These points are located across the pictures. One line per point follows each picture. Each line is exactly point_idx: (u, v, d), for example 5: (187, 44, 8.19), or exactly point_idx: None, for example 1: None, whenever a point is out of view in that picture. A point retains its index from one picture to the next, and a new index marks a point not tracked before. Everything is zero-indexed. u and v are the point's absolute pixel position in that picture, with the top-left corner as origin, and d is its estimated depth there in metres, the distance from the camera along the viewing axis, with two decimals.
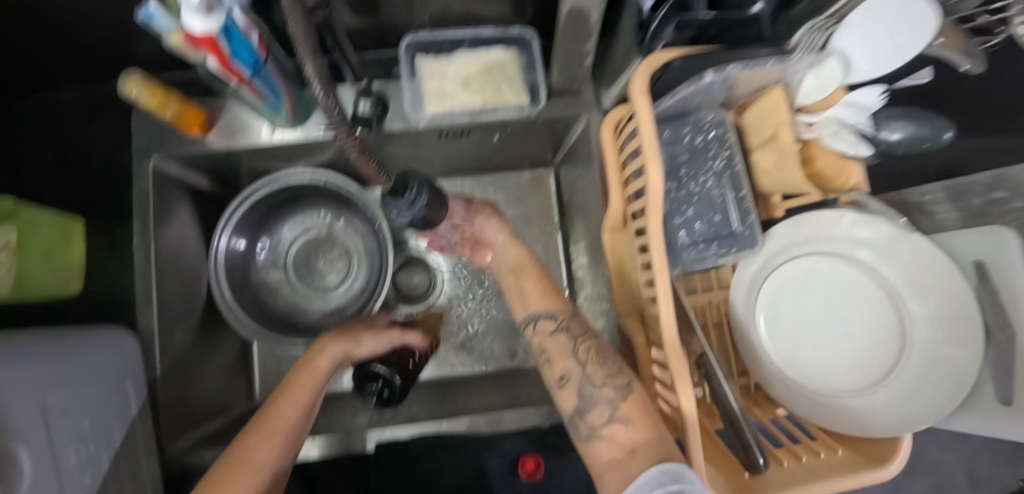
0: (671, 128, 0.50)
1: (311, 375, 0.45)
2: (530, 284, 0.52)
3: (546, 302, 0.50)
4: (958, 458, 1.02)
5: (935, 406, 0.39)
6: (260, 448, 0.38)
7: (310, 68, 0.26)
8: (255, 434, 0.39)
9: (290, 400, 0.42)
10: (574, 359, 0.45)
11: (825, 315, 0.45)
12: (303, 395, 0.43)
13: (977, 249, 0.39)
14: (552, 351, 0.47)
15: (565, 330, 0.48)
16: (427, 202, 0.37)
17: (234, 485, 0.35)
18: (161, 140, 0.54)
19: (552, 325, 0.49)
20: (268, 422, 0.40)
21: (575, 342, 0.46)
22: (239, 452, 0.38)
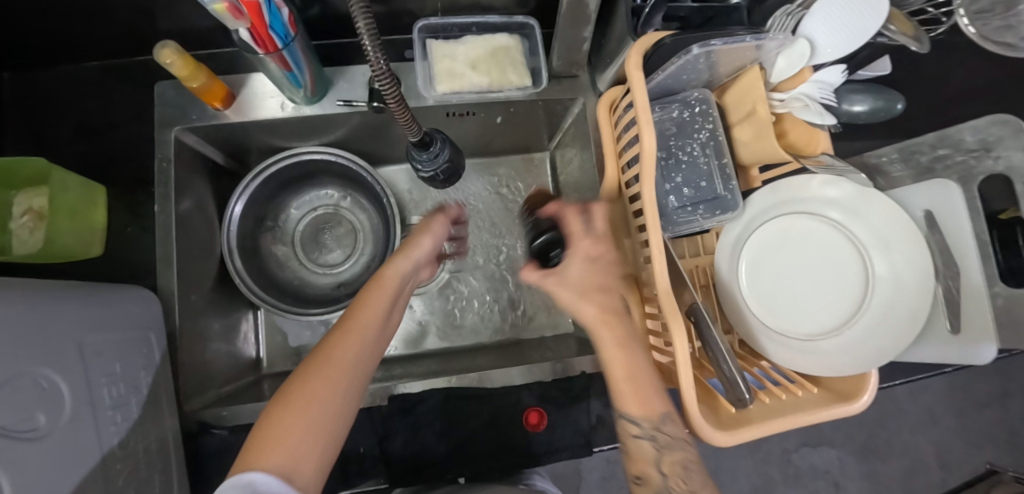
0: (661, 106, 0.55)
1: (388, 283, 0.46)
2: (622, 383, 0.42)
3: (638, 405, 0.42)
4: (928, 441, 1.08)
5: (894, 341, 0.45)
6: (341, 344, 0.38)
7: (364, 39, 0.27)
8: (347, 330, 0.40)
9: (363, 308, 0.42)
10: (656, 469, 0.42)
11: (801, 268, 0.50)
12: (386, 301, 0.44)
13: (926, 200, 0.46)
14: (632, 452, 0.43)
15: (652, 439, 0.42)
16: (447, 157, 0.43)
17: (310, 379, 0.35)
18: (184, 112, 0.57)
19: (637, 429, 0.42)
20: (359, 321, 0.41)
21: (660, 455, 0.41)
22: (332, 347, 0.38)
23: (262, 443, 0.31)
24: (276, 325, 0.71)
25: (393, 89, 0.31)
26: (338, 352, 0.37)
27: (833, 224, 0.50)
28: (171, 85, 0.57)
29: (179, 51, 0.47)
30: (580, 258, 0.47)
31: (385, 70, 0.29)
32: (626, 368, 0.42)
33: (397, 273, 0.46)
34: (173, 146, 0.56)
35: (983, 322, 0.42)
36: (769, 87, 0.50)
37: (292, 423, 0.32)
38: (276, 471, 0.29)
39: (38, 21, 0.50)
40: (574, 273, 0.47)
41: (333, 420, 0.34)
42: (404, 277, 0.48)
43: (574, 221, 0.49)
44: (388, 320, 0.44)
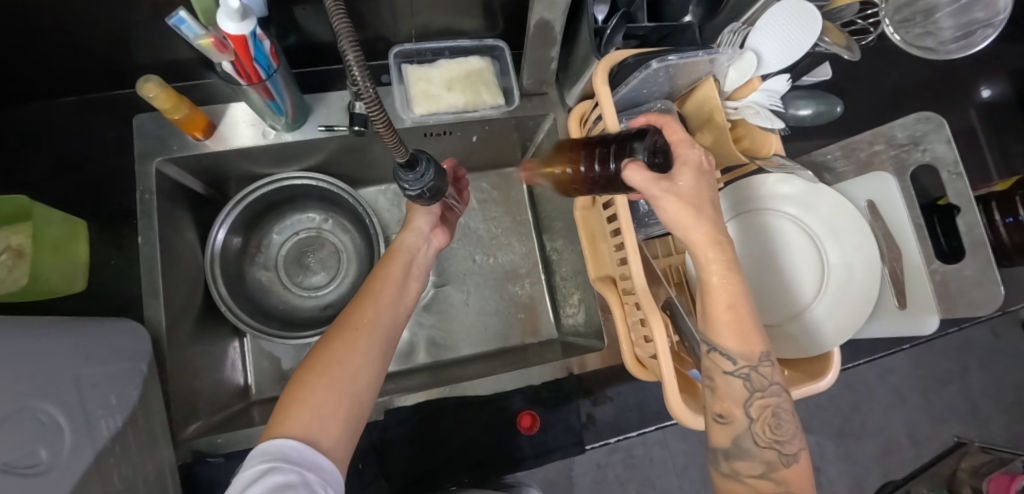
0: (628, 117, 0.58)
1: (399, 257, 0.53)
2: (723, 316, 0.38)
3: (737, 340, 0.38)
4: (899, 420, 1.14)
5: (847, 322, 0.50)
6: (366, 309, 0.46)
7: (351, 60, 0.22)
8: (359, 305, 0.46)
9: (383, 279, 0.51)
10: (744, 408, 0.39)
11: (765, 258, 0.54)
12: (393, 274, 0.51)
13: (868, 192, 0.52)
14: (721, 387, 0.39)
15: (745, 377, 0.39)
16: (433, 176, 0.44)
17: (340, 339, 0.42)
18: (164, 145, 0.58)
19: (731, 366, 0.39)
20: (369, 296, 0.48)
21: (752, 394, 0.39)
22: (346, 320, 0.45)
23: (290, 405, 0.37)
24: (263, 351, 0.71)
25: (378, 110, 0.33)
26: (354, 321, 0.44)
27: (790, 218, 0.54)
28: (149, 117, 0.58)
29: (162, 85, 0.50)
30: (693, 160, 0.39)
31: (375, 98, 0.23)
32: (730, 300, 0.38)
33: (406, 246, 0.54)
34: (155, 177, 0.57)
35: (924, 297, 0.47)
36: (725, 96, 0.55)
37: (315, 386, 0.38)
38: (298, 434, 0.35)
39: (14, 61, 0.50)
40: (687, 179, 0.37)
41: (349, 382, 0.40)
42: (415, 249, 0.55)
43: (676, 125, 0.40)
44: (396, 295, 0.50)
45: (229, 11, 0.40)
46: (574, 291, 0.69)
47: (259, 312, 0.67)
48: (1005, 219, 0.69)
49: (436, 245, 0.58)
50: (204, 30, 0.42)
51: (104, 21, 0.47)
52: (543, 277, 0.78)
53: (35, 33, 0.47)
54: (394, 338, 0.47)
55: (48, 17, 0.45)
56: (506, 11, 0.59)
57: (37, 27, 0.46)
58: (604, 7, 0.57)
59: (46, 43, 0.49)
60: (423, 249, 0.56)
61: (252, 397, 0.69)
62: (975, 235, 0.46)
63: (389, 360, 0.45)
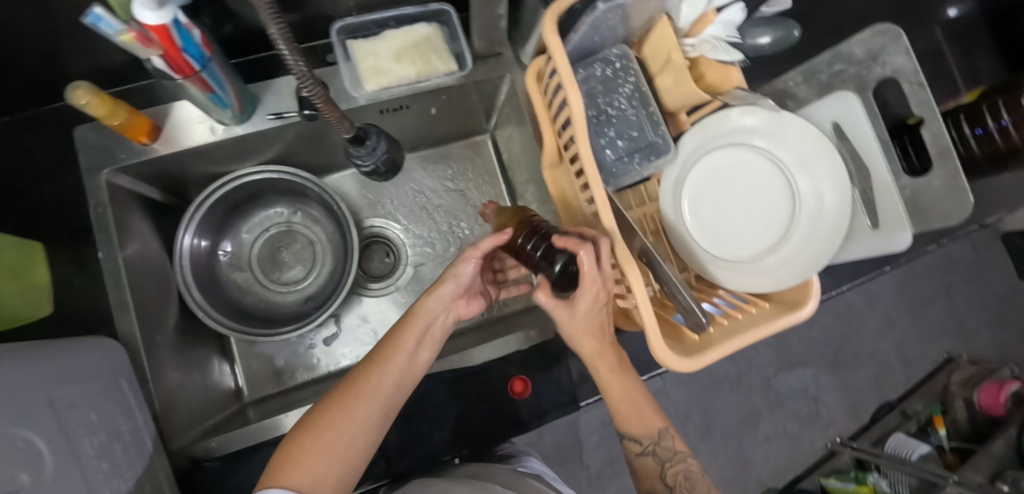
0: (584, 67, 0.55)
1: (417, 324, 0.47)
2: (629, 414, 0.53)
3: (637, 426, 0.53)
4: (890, 342, 1.17)
5: (825, 247, 0.50)
6: (373, 378, 0.43)
7: (277, 37, 0.27)
8: (366, 371, 0.44)
9: (398, 343, 0.46)
10: (662, 482, 0.51)
11: (737, 197, 0.54)
12: (408, 341, 0.46)
13: (832, 113, 0.50)
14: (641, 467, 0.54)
15: (653, 455, 0.53)
16: (386, 149, 0.44)
17: (341, 409, 0.40)
18: (111, 154, 0.56)
19: (639, 448, 0.53)
20: (378, 361, 0.44)
21: (663, 467, 0.52)
22: (350, 385, 0.43)
23: (284, 466, 0.37)
24: (252, 352, 0.70)
25: (318, 90, 0.33)
26: (357, 387, 0.42)
27: (758, 151, 0.53)
28: (90, 128, 0.55)
29: (92, 90, 0.47)
30: (590, 290, 0.44)
31: (307, 75, 0.31)
32: (628, 399, 0.53)
33: (424, 311, 0.48)
34: (106, 189, 0.55)
35: (896, 213, 0.47)
36: (682, 34, 0.53)
37: (310, 451, 0.38)
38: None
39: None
40: (582, 307, 0.46)
41: (344, 449, 0.39)
42: (436, 312, 0.49)
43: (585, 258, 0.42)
44: (407, 365, 0.45)
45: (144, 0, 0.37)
46: None
47: (238, 314, 0.66)
48: (975, 131, 0.69)
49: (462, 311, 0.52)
50: (122, 25, 0.38)
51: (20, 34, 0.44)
52: None
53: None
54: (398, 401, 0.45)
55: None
56: None
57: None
58: None
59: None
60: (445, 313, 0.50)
61: (247, 397, 0.69)
62: (940, 142, 0.45)
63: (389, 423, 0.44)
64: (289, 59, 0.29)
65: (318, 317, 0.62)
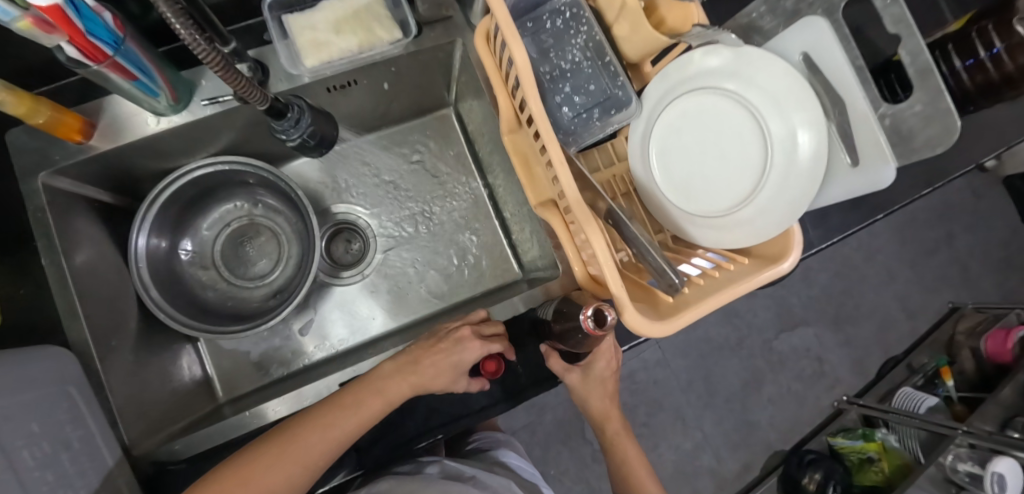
0: (532, 19, 0.52)
1: (376, 403, 0.49)
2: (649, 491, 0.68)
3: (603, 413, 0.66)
4: (891, 296, 1.13)
5: (803, 192, 0.46)
6: (312, 438, 0.46)
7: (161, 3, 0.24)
8: (306, 429, 0.47)
9: (349, 414, 0.48)
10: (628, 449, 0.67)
11: (707, 148, 0.51)
12: (364, 413, 0.48)
13: (802, 42, 0.46)
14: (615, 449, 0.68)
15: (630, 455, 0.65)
16: (311, 122, 0.41)
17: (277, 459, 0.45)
18: (45, 156, 0.53)
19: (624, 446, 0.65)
20: (320, 425, 0.47)
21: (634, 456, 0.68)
22: (290, 435, 0.46)
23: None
24: (224, 351, 0.68)
25: (224, 65, 0.30)
26: (298, 443, 0.46)
27: (726, 94, 0.49)
28: (21, 131, 0.53)
29: (7, 87, 0.45)
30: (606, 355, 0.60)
31: (208, 49, 0.28)
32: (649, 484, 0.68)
33: (384, 396, 0.49)
34: (44, 194, 0.53)
35: (876, 147, 0.43)
36: None
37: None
38: None
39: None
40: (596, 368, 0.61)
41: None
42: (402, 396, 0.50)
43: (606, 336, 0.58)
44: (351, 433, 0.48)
45: None
46: (525, 224, 0.64)
47: (204, 314, 0.64)
48: (965, 62, 0.64)
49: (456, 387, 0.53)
50: (20, 11, 0.35)
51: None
52: (494, 216, 0.74)
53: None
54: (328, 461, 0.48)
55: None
56: None
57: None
58: None
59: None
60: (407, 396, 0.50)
61: (222, 398, 0.67)
62: (920, 63, 0.41)
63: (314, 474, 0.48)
64: (181, 31, 0.26)
65: (282, 310, 0.59)
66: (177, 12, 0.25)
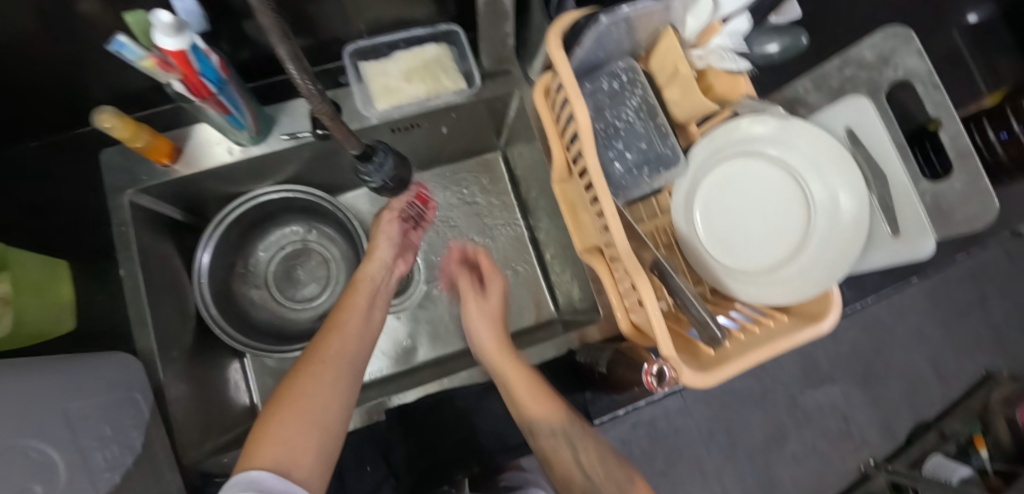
0: (591, 81, 0.56)
1: (362, 290, 0.52)
2: None
3: (545, 411, 0.49)
4: (922, 356, 1.11)
5: (846, 256, 0.48)
6: (333, 338, 0.45)
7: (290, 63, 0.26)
8: (323, 336, 0.45)
9: (350, 311, 0.49)
10: (576, 468, 0.48)
11: (750, 207, 0.53)
12: (358, 303, 0.50)
13: (845, 118, 0.49)
14: (550, 452, 0.50)
15: (562, 433, 0.49)
16: (393, 165, 0.45)
17: (315, 365, 0.42)
18: (134, 176, 0.58)
19: (553, 439, 0.49)
20: (335, 326, 0.46)
21: (575, 445, 0.49)
22: (311, 353, 0.44)
23: (256, 439, 0.36)
24: (267, 368, 0.71)
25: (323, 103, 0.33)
26: (317, 354, 0.43)
27: (770, 159, 0.52)
28: (116, 152, 0.58)
29: (116, 114, 0.50)
30: None
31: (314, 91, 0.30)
32: None
33: (367, 276, 0.53)
34: (129, 209, 0.57)
35: (917, 218, 0.45)
36: (687, 43, 0.53)
37: (283, 418, 0.37)
38: (268, 463, 0.34)
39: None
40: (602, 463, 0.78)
41: (320, 409, 0.39)
42: (378, 278, 0.55)
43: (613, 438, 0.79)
44: (362, 323, 0.48)
45: (163, 27, 0.40)
46: (565, 267, 0.68)
47: (255, 331, 0.67)
48: (999, 135, 0.67)
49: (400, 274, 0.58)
50: (144, 51, 0.42)
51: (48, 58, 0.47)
52: (535, 257, 0.77)
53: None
54: (362, 367, 0.46)
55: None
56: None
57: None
58: None
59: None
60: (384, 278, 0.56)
61: (261, 415, 0.69)
62: (959, 145, 0.43)
63: (357, 390, 0.44)
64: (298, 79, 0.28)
65: None
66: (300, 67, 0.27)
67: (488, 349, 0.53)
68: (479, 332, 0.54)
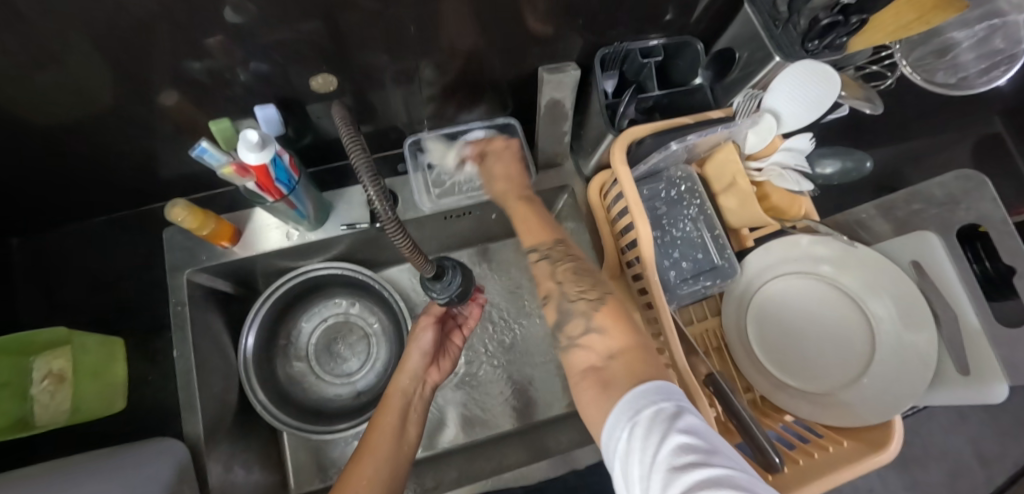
0: (649, 186, 0.58)
1: (393, 404, 0.54)
2: None
3: (534, 234, 0.51)
4: (964, 441, 1.02)
5: (910, 387, 0.47)
6: (365, 464, 0.48)
7: (371, 189, 0.32)
8: (355, 461, 0.48)
9: (380, 432, 0.51)
10: (552, 280, 0.48)
11: (806, 322, 0.54)
12: (388, 421, 0.52)
13: (911, 252, 0.51)
14: (536, 276, 0.50)
15: (547, 257, 0.49)
16: (460, 283, 0.45)
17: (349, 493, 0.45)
18: (194, 255, 0.60)
19: (536, 255, 0.50)
20: (366, 451, 0.49)
21: (554, 267, 0.49)
22: (343, 482, 0.47)
23: None
24: (302, 442, 0.71)
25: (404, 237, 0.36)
26: (352, 479, 0.46)
27: (827, 278, 0.54)
28: (178, 230, 0.60)
29: (187, 206, 0.52)
30: None
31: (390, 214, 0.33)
32: None
33: (398, 390, 0.54)
34: (186, 288, 0.58)
35: (987, 362, 0.44)
36: (745, 156, 0.54)
37: None
38: None
39: (42, 183, 0.53)
40: None
41: None
42: (408, 390, 0.55)
43: None
44: (394, 444, 0.50)
45: (250, 144, 0.42)
46: None
47: (294, 407, 0.67)
48: None
49: (433, 380, 0.58)
50: (226, 157, 0.45)
51: (126, 135, 0.50)
52: None
53: (74, 156, 0.51)
54: (398, 488, 0.48)
55: (73, 137, 0.48)
56: (513, 87, 0.61)
57: (56, 145, 0.49)
58: (613, 81, 0.59)
59: (76, 162, 0.52)
60: (418, 388, 0.56)
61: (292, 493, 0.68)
62: None
63: None
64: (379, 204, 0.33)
65: None
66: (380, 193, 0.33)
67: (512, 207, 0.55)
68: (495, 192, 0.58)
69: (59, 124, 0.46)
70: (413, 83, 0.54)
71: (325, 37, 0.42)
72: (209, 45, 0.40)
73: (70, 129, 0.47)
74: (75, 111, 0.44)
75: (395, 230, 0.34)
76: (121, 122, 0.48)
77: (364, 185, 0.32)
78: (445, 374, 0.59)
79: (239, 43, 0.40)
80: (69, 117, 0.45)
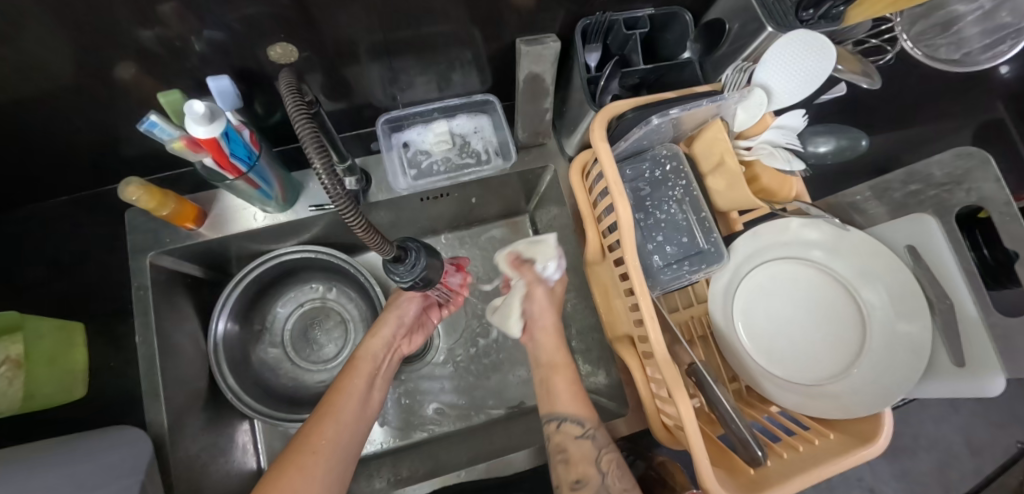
0: (632, 166, 0.56)
1: (361, 366, 0.55)
2: None
3: (577, 407, 0.53)
4: (954, 430, 1.01)
5: (902, 378, 0.45)
6: (325, 425, 0.48)
7: (317, 163, 0.28)
8: (317, 420, 0.49)
9: (342, 392, 0.52)
10: (595, 467, 0.49)
11: (793, 308, 0.51)
12: (354, 385, 0.53)
13: (906, 236, 0.49)
14: (574, 454, 0.50)
15: (591, 437, 0.51)
16: (425, 265, 0.43)
17: (305, 455, 0.45)
18: (157, 237, 0.57)
19: (579, 430, 0.51)
20: (330, 411, 0.50)
21: (599, 453, 0.50)
22: (304, 439, 0.47)
23: None
24: (277, 431, 0.69)
25: (358, 218, 0.31)
26: (311, 441, 0.46)
27: (816, 263, 0.51)
28: (141, 212, 0.57)
29: (143, 185, 0.49)
30: None
31: (341, 193, 0.29)
32: None
33: (369, 356, 0.56)
34: (150, 272, 0.56)
35: (984, 354, 0.42)
36: (734, 135, 0.50)
37: None
38: None
39: None
40: None
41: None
42: (378, 357, 0.57)
43: None
44: (358, 407, 0.52)
45: (196, 116, 0.39)
46: (592, 349, 0.67)
47: (267, 395, 0.65)
48: None
49: (402, 352, 0.61)
50: (177, 131, 0.41)
51: (80, 114, 0.47)
52: None
53: (20, 132, 0.48)
54: (355, 453, 0.49)
55: (20, 114, 0.45)
56: (494, 62, 0.58)
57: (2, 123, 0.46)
58: (596, 54, 0.55)
59: (24, 141, 0.49)
60: (386, 354, 0.58)
61: None
62: None
63: (346, 478, 0.47)
64: (320, 176, 0.28)
65: None
66: (326, 168, 0.28)
67: (556, 364, 0.57)
68: (545, 346, 0.59)
69: (3, 102, 0.43)
70: (387, 58, 0.51)
71: (292, 10, 0.39)
72: (156, 12, 0.36)
73: (17, 107, 0.44)
74: (18, 88, 0.41)
75: (349, 209, 0.30)
76: (71, 101, 0.45)
77: (308, 158, 0.28)
78: (414, 347, 0.62)
79: (193, 11, 0.37)
80: (14, 92, 0.42)
